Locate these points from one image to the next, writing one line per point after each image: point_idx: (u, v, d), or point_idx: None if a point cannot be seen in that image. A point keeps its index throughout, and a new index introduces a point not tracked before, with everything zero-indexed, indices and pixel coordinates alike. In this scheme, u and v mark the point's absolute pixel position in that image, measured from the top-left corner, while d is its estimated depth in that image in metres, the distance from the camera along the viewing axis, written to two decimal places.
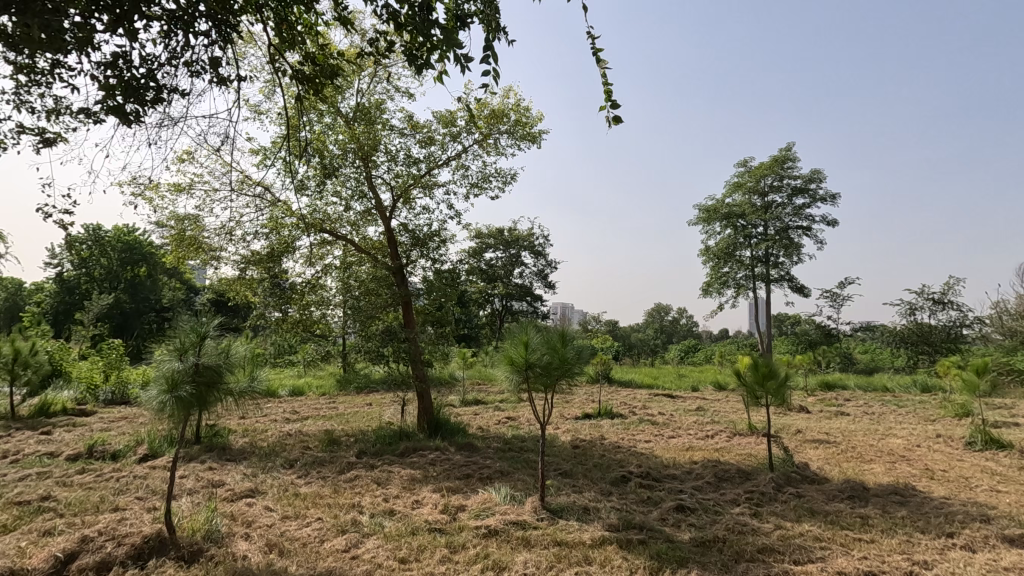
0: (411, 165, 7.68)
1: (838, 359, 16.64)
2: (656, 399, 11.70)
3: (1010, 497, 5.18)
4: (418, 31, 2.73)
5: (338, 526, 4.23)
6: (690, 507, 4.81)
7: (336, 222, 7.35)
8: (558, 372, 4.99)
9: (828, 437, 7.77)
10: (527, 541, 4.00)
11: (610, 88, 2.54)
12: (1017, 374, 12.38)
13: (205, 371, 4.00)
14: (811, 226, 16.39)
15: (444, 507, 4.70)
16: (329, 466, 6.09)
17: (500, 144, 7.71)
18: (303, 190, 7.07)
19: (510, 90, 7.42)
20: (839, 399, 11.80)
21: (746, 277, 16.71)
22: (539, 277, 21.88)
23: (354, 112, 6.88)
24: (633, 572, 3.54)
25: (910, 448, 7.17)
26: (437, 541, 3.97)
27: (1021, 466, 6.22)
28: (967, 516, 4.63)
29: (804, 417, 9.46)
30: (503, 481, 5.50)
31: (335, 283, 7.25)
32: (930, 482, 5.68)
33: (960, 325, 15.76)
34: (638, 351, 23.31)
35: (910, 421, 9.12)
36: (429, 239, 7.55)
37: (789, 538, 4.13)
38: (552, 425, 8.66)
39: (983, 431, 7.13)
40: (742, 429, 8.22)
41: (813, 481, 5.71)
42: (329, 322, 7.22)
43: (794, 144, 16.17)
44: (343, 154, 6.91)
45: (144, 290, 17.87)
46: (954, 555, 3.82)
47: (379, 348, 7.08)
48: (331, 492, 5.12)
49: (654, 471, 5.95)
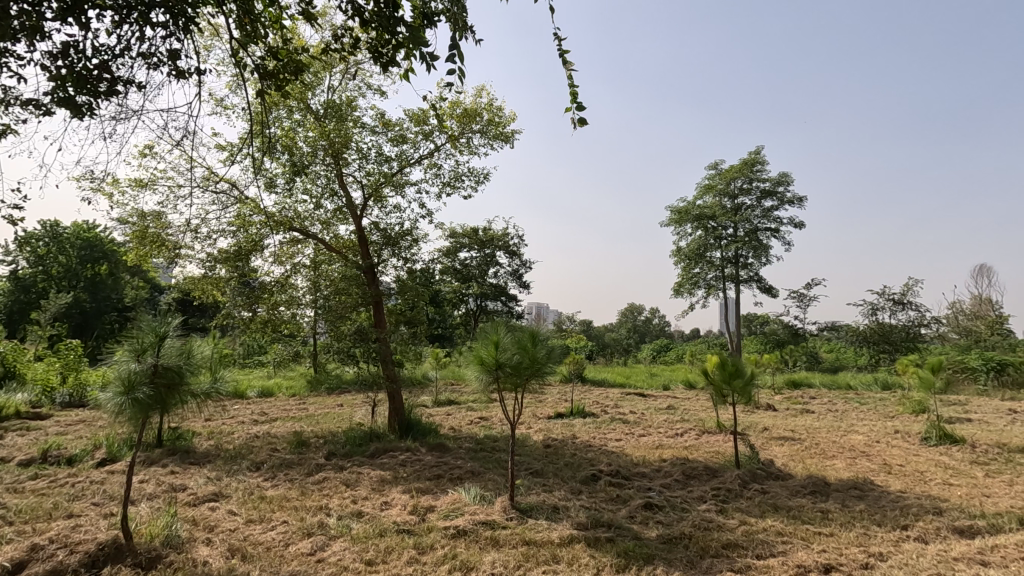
0: (383, 162, 7.61)
1: (804, 358, 17.10)
2: (628, 397, 11.83)
3: (961, 490, 5.38)
4: (384, 28, 2.71)
5: (304, 529, 4.16)
6: (658, 505, 4.87)
7: (306, 220, 7.23)
8: (527, 372, 5.01)
9: (792, 434, 7.97)
10: (495, 541, 4.00)
11: (575, 90, 2.56)
12: (970, 371, 12.90)
13: (165, 372, 3.90)
14: (778, 227, 16.81)
15: (413, 508, 4.67)
16: (297, 468, 5.99)
17: (472, 143, 7.68)
18: (272, 189, 6.95)
19: (483, 89, 7.42)
20: (804, 397, 12.14)
21: (716, 278, 17.03)
22: (514, 277, 21.87)
23: (325, 108, 6.71)
24: (600, 570, 3.57)
25: (869, 444, 7.41)
26: (405, 543, 3.93)
27: (972, 461, 6.49)
28: (921, 509, 4.80)
29: (770, 415, 9.65)
30: (473, 481, 5.49)
31: (305, 282, 7.15)
32: (888, 476, 5.88)
33: (918, 325, 16.34)
34: (612, 351, 23.53)
35: (870, 418, 9.42)
36: (401, 238, 7.51)
37: (753, 534, 4.22)
38: (524, 425, 8.67)
39: (937, 427, 7.39)
40: (710, 427, 8.38)
41: (777, 477, 5.85)
42: (299, 321, 7.10)
43: (762, 147, 16.54)
44: (313, 151, 6.80)
45: (105, 288, 17.30)
46: (907, 547, 3.95)
47: (349, 348, 6.93)
48: (298, 494, 5.03)
49: (624, 469, 6.01)
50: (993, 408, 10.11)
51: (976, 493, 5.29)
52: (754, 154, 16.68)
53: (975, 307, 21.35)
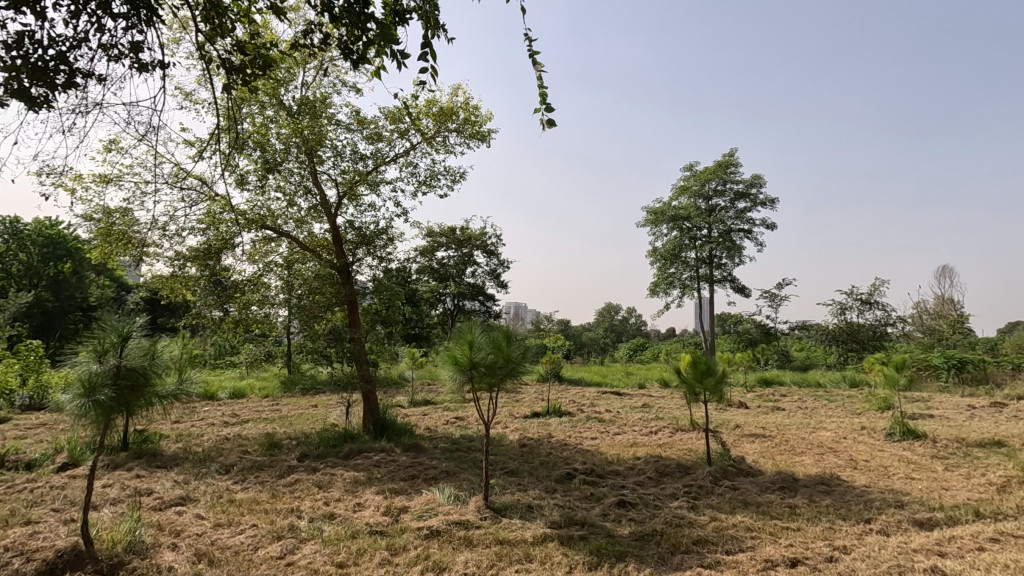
0: (358, 160, 7.53)
1: (775, 357, 17.48)
2: (605, 396, 11.92)
3: (922, 484, 5.56)
4: (354, 25, 2.67)
5: (274, 532, 4.09)
6: (631, 502, 4.93)
7: (280, 218, 7.11)
8: (502, 372, 5.01)
9: (763, 431, 8.13)
10: (468, 541, 3.99)
11: (545, 91, 2.54)
12: (933, 369, 13.32)
13: (129, 373, 3.79)
14: (752, 229, 17.13)
15: (386, 509, 4.63)
16: (268, 470, 5.88)
17: (448, 142, 7.65)
18: (243, 186, 6.82)
19: (459, 87, 7.40)
20: (776, 395, 12.39)
21: (691, 278, 17.27)
22: (492, 277, 21.83)
23: (299, 105, 6.60)
24: (572, 569, 3.59)
25: (837, 440, 7.60)
26: (378, 544, 3.90)
27: (933, 455, 6.71)
28: (884, 502, 4.95)
29: (742, 413, 9.82)
30: (448, 481, 5.47)
31: (277, 282, 7.03)
32: (853, 471, 6.04)
33: (885, 325, 16.81)
34: (589, 351, 23.68)
35: (838, 415, 9.67)
36: (377, 237, 7.43)
37: (723, 529, 4.30)
38: (500, 425, 8.66)
39: (901, 423, 7.63)
40: (684, 425, 8.50)
41: (747, 474, 5.96)
42: (272, 321, 6.98)
43: (735, 149, 16.81)
44: (286, 148, 6.70)
45: (68, 288, 16.79)
46: (870, 540, 4.07)
47: (323, 348, 6.82)
48: (269, 497, 4.95)
49: (598, 467, 6.06)
50: (954, 404, 10.48)
51: (936, 487, 5.47)
52: (728, 157, 16.94)
53: (938, 307, 22.06)
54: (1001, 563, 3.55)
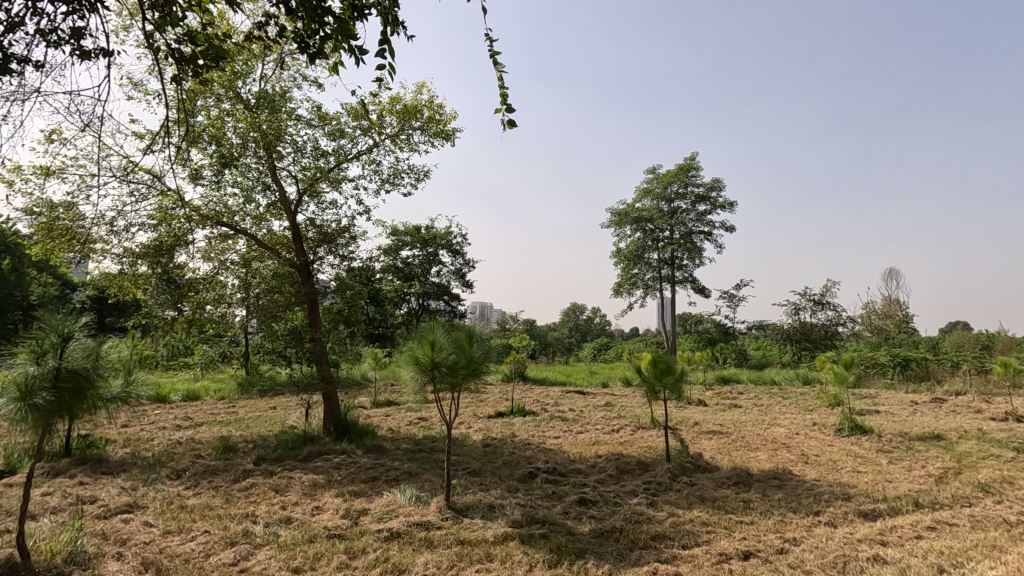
0: (319, 157, 7.39)
1: (733, 355, 18.04)
2: (569, 396, 12.02)
3: (868, 476, 5.82)
4: (311, 17, 2.59)
5: (227, 538, 3.97)
6: (591, 499, 4.99)
7: (236, 215, 6.90)
8: (464, 372, 4.99)
9: (721, 428, 8.36)
10: (429, 541, 3.96)
11: (506, 92, 2.51)
12: (880, 367, 13.94)
13: (69, 376, 3.63)
14: (712, 231, 17.58)
15: (345, 512, 4.55)
16: (223, 475, 5.70)
17: (412, 140, 7.59)
18: (198, 181, 6.60)
19: (423, 85, 7.35)
20: (734, 392, 12.74)
21: (654, 278, 17.59)
22: (458, 276, 21.74)
23: (257, 98, 6.41)
24: (533, 567, 3.60)
25: (790, 436, 7.88)
26: (336, 547, 3.83)
27: (879, 449, 7.03)
28: (832, 495, 5.16)
29: (701, 410, 10.07)
30: (409, 482, 5.42)
31: (234, 280, 6.82)
32: (805, 466, 6.27)
33: (836, 324, 17.49)
34: (554, 350, 23.85)
35: (792, 412, 10.01)
36: (339, 235, 7.31)
37: (680, 525, 4.40)
38: (464, 425, 8.63)
39: (850, 418, 7.96)
40: (645, 423, 8.65)
41: (704, 470, 6.12)
42: (228, 321, 6.77)
43: (696, 153, 17.20)
44: (243, 143, 6.51)
45: (7, 286, 15.92)
46: (818, 531, 4.23)
47: (281, 349, 6.60)
48: (223, 503, 4.79)
49: (560, 466, 6.11)
50: (898, 400, 11.00)
51: (879, 479, 5.73)
52: (689, 160, 17.31)
53: (886, 307, 23.09)
54: (937, 550, 3.74)
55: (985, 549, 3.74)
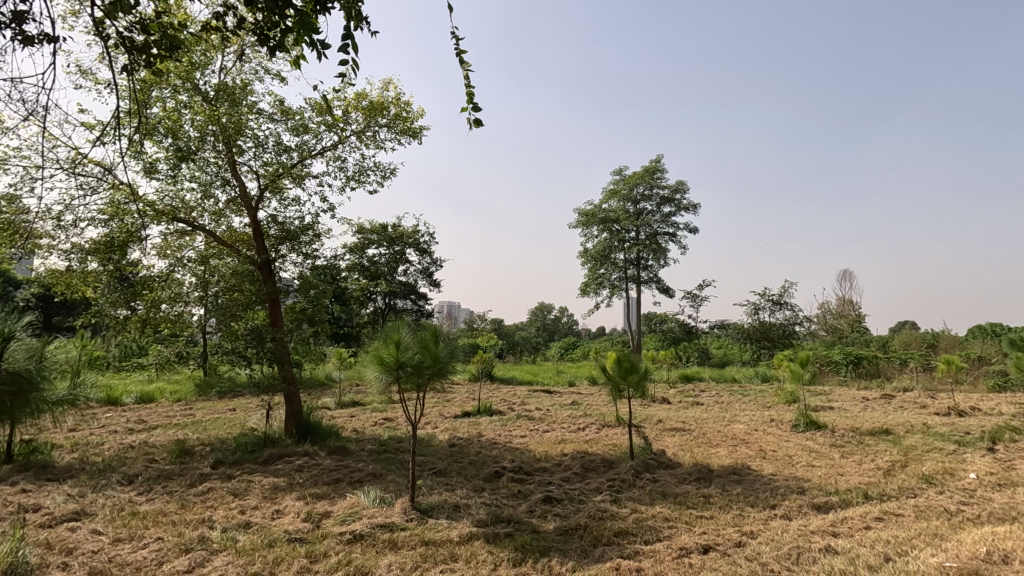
0: (281, 152, 7.21)
1: (696, 354, 18.49)
2: (535, 395, 12.07)
3: (821, 470, 6.05)
4: (271, 9, 2.51)
5: (181, 545, 3.83)
6: (556, 498, 5.02)
7: (194, 210, 6.68)
8: (429, 371, 4.96)
9: (683, 425, 8.55)
10: (393, 543, 3.92)
11: (472, 91, 2.50)
12: (834, 364, 14.50)
13: (11, 377, 3.97)
14: (676, 232, 17.94)
15: (307, 515, 4.46)
16: (178, 479, 5.51)
17: (379, 137, 7.49)
18: (152, 175, 6.35)
19: (390, 81, 7.26)
20: (696, 390, 13.05)
21: (620, 278, 17.82)
22: (425, 275, 21.58)
23: (216, 91, 6.21)
24: (497, 566, 3.60)
25: (749, 432, 8.13)
26: (297, 551, 3.75)
27: (832, 444, 7.31)
28: (787, 489, 5.34)
29: (664, 408, 10.28)
30: (373, 483, 5.35)
31: (191, 278, 6.60)
32: (762, 461, 6.47)
33: (793, 323, 18.09)
34: (522, 349, 23.93)
35: (752, 409, 10.32)
36: (302, 233, 7.16)
37: (643, 520, 4.48)
38: (430, 425, 8.57)
39: (805, 415, 8.26)
40: (610, 421, 8.78)
41: (667, 466, 6.25)
42: (185, 320, 6.55)
43: (662, 156, 17.53)
44: (201, 136, 6.29)
45: None
46: (774, 524, 4.37)
47: (240, 349, 6.38)
48: (178, 508, 4.63)
49: (526, 465, 6.13)
50: (851, 397, 11.47)
51: (832, 473, 5.96)
52: (654, 163, 17.63)
53: (840, 307, 24.01)
54: (884, 539, 3.92)
55: (928, 537, 3.93)
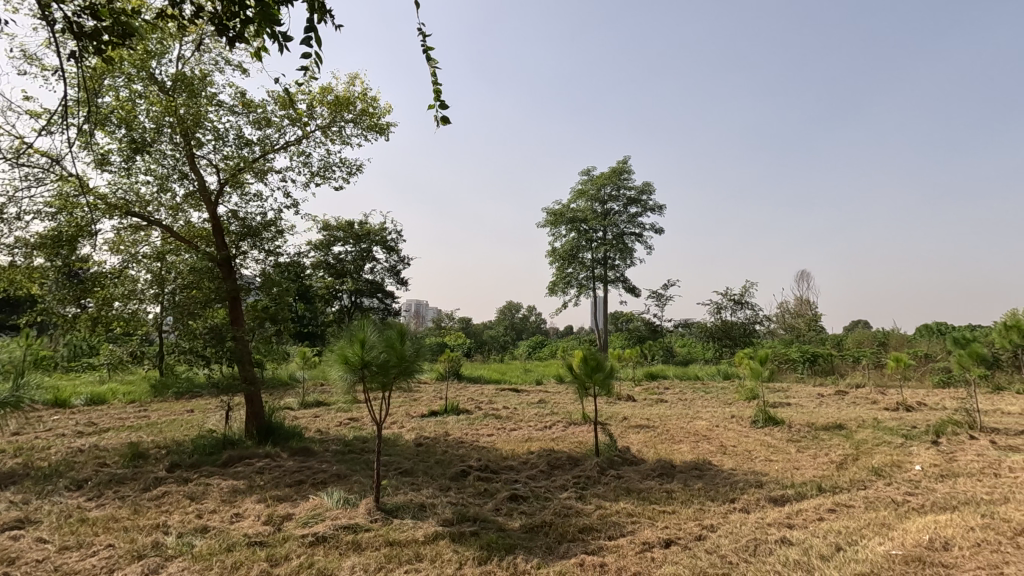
0: (243, 146, 7.02)
1: (660, 352, 18.83)
2: (502, 393, 12.09)
3: (778, 464, 6.26)
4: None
5: (133, 551, 3.69)
6: (523, 495, 5.05)
7: (149, 204, 6.44)
8: (395, 370, 4.90)
9: (647, 422, 8.71)
10: (357, 545, 3.87)
11: (439, 89, 2.49)
12: (791, 362, 15.01)
13: None
14: (642, 233, 18.24)
15: (268, 518, 4.36)
16: (131, 484, 5.30)
17: (345, 132, 7.37)
18: (104, 167, 6.10)
19: (357, 76, 7.15)
20: (660, 388, 13.31)
21: (588, 278, 18.01)
22: (392, 273, 21.33)
23: (173, 81, 6.00)
24: (462, 565, 3.60)
25: (710, 428, 8.34)
26: (257, 555, 3.66)
27: (788, 439, 7.57)
28: (746, 483, 5.51)
29: (629, 406, 10.44)
30: (337, 485, 5.27)
31: (147, 275, 6.37)
32: (723, 456, 6.65)
33: (754, 323, 18.62)
34: (489, 348, 23.92)
35: (713, 405, 10.59)
36: (264, 229, 6.99)
37: (607, 516, 4.54)
38: (396, 425, 8.49)
39: (764, 411, 8.52)
40: (576, 418, 8.86)
41: (631, 463, 6.35)
42: (140, 319, 6.31)
43: (629, 157, 17.76)
44: (157, 128, 6.06)
45: None
46: (732, 518, 4.50)
47: (199, 349, 6.18)
48: (130, 513, 4.46)
49: (493, 463, 6.14)
50: (807, 393, 11.89)
51: (788, 467, 6.16)
52: (621, 163, 17.87)
53: (798, 306, 24.84)
54: (836, 530, 4.08)
55: (876, 527, 4.11)
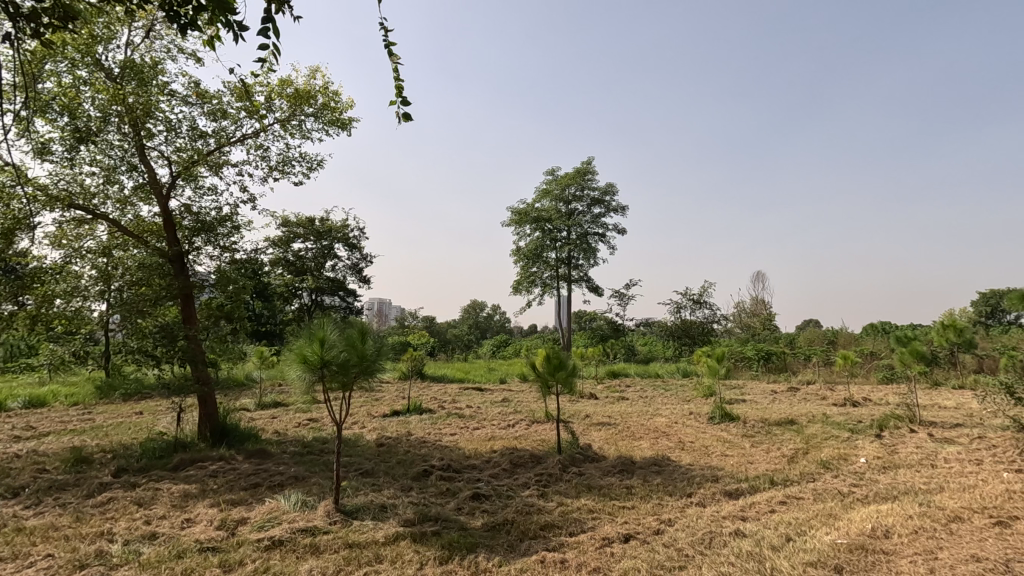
0: (197, 138, 6.77)
1: (623, 350, 19.14)
2: (466, 392, 12.05)
3: (733, 459, 6.46)
4: None
5: (75, 561, 3.52)
6: (485, 494, 5.05)
7: (95, 197, 6.14)
8: (355, 369, 4.82)
9: (609, 420, 8.84)
10: (315, 547, 3.79)
11: (401, 85, 2.47)
12: (747, 360, 15.50)
13: None
14: (606, 233, 18.49)
15: (221, 522, 4.23)
16: (73, 490, 5.05)
17: (305, 126, 7.21)
18: (45, 156, 5.78)
19: (318, 69, 7.00)
20: (622, 386, 13.53)
21: (552, 277, 18.14)
22: (354, 271, 20.96)
23: (121, 68, 5.74)
24: (423, 565, 3.57)
25: (670, 425, 8.53)
26: (209, 561, 3.55)
27: (743, 434, 7.82)
28: (703, 477, 5.66)
29: (591, 403, 10.58)
30: (295, 487, 5.14)
31: (92, 271, 6.07)
32: (681, 452, 6.82)
33: (712, 322, 19.14)
34: (454, 347, 23.81)
35: (672, 403, 10.84)
36: (219, 224, 6.76)
37: (568, 513, 4.59)
38: (357, 425, 8.36)
39: (720, 407, 8.78)
40: (539, 417, 8.93)
41: (592, 460, 6.44)
42: (84, 317, 6.00)
43: (593, 158, 17.97)
44: (104, 117, 5.78)
45: None
46: (689, 511, 4.62)
47: (148, 349, 5.92)
48: (72, 521, 4.24)
49: (455, 463, 6.12)
50: (761, 390, 12.30)
51: (743, 461, 6.37)
52: (586, 164, 18.07)
53: (753, 306, 25.67)
54: (786, 521, 4.24)
55: (823, 518, 4.30)
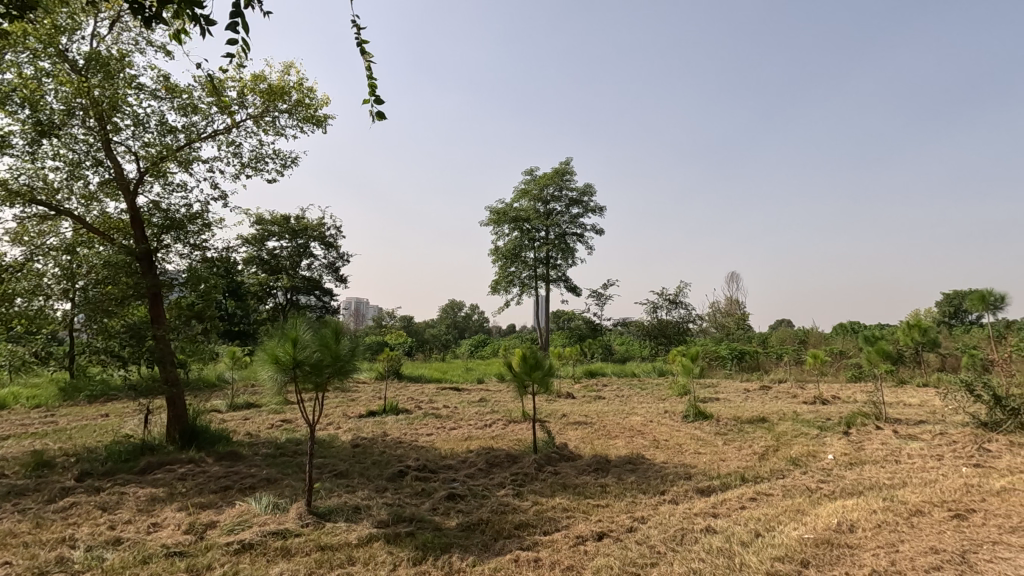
0: (166, 133, 6.61)
1: (600, 350, 19.28)
2: (443, 392, 12.01)
3: (706, 457, 6.57)
4: None
5: (34, 568, 3.41)
6: (460, 494, 5.03)
7: (59, 193, 5.95)
8: (329, 370, 4.75)
9: (585, 419, 8.90)
10: (286, 550, 3.74)
11: (374, 83, 2.45)
12: (720, 359, 15.75)
13: None
14: (583, 233, 18.61)
15: (189, 526, 4.14)
16: (33, 495, 4.88)
17: (278, 123, 7.11)
18: (5, 150, 5.58)
19: (292, 65, 6.91)
20: (599, 385, 13.63)
21: (530, 277, 18.18)
22: (330, 269, 20.68)
23: (86, 60, 5.57)
24: (396, 566, 3.55)
25: (645, 423, 8.63)
26: (176, 566, 3.47)
27: (716, 432, 7.96)
28: (676, 475, 5.74)
29: (568, 402, 10.65)
30: (267, 489, 5.06)
31: (55, 269, 5.89)
32: (655, 450, 6.90)
33: (688, 322, 19.41)
34: (432, 347, 23.69)
35: (648, 401, 10.96)
36: (189, 222, 6.62)
37: (543, 512, 4.61)
38: (332, 426, 8.26)
39: (694, 406, 8.91)
40: (516, 416, 8.94)
41: (568, 459, 6.47)
42: (46, 317, 5.80)
43: (571, 159, 18.06)
44: (67, 110, 5.60)
45: None
46: (662, 509, 4.68)
47: (113, 350, 5.75)
48: (31, 528, 4.11)
49: (431, 463, 6.09)
50: (735, 389, 12.51)
51: (715, 459, 6.47)
52: (564, 164, 18.17)
53: (728, 306, 26.12)
54: (755, 518, 4.33)
55: (792, 513, 4.39)
